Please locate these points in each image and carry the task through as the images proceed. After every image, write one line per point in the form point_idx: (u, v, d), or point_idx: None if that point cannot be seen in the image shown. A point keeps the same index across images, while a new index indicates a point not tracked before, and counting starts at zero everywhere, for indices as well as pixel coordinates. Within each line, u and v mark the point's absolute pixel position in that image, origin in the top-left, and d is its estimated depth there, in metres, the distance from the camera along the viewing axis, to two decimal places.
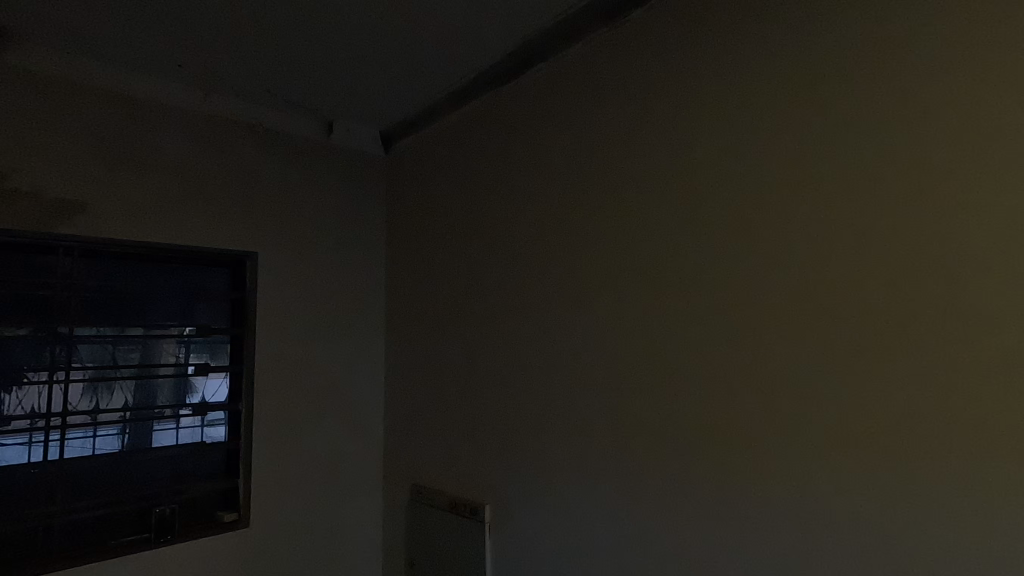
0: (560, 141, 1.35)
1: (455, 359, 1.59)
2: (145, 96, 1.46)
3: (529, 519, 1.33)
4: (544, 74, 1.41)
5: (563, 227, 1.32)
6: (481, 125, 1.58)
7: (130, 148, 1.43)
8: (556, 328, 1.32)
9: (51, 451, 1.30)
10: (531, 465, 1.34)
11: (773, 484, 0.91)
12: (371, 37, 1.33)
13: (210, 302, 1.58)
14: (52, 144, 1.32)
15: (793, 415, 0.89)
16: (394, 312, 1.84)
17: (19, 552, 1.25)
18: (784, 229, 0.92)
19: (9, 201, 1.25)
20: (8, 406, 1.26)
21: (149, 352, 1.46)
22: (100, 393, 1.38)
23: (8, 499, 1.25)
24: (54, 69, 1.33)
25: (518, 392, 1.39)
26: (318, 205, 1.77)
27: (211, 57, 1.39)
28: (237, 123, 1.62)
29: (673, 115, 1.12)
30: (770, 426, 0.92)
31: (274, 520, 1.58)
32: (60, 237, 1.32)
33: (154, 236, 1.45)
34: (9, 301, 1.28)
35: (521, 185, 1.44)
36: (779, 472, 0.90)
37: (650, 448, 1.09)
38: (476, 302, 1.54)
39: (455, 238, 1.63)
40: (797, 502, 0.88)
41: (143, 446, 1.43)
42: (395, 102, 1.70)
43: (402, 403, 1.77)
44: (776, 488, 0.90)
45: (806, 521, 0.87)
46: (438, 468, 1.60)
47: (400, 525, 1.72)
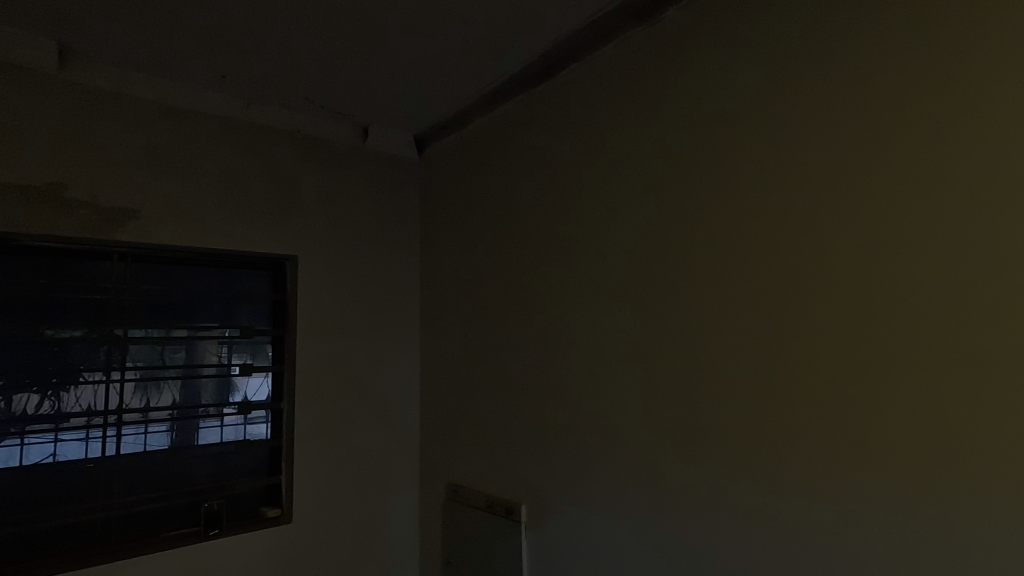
0: (594, 141, 1.34)
1: (490, 359, 1.60)
2: (190, 107, 1.52)
3: (565, 520, 1.33)
4: (577, 74, 1.40)
5: (597, 227, 1.32)
6: (513, 127, 1.59)
7: (178, 157, 1.49)
8: (591, 328, 1.31)
9: (108, 447, 1.37)
10: (566, 466, 1.34)
11: (813, 485, 0.89)
12: (406, 44, 1.36)
13: (253, 304, 1.63)
14: (107, 154, 1.39)
15: (835, 417, 0.87)
16: (429, 313, 1.87)
17: (78, 542, 1.33)
18: (822, 228, 0.91)
19: (68, 209, 1.33)
20: (67, 404, 1.33)
21: (195, 352, 1.52)
22: (150, 392, 1.45)
23: (68, 492, 1.32)
24: (108, 83, 1.40)
25: (553, 393, 1.40)
26: (355, 209, 1.80)
27: (254, 67, 1.43)
28: (276, 131, 1.66)
29: (707, 114, 1.10)
30: (811, 428, 0.90)
31: (315, 516, 1.62)
32: (113, 243, 1.39)
33: (200, 241, 1.51)
34: (68, 304, 1.35)
35: (555, 186, 1.44)
36: (820, 474, 0.89)
37: (689, 449, 1.08)
38: (510, 302, 1.55)
39: (489, 240, 1.65)
40: (839, 504, 0.86)
41: (191, 443, 1.49)
42: (428, 106, 1.72)
43: (438, 403, 1.79)
44: (819, 491, 0.89)
45: (849, 523, 0.85)
46: (474, 468, 1.62)
47: (437, 523, 1.74)
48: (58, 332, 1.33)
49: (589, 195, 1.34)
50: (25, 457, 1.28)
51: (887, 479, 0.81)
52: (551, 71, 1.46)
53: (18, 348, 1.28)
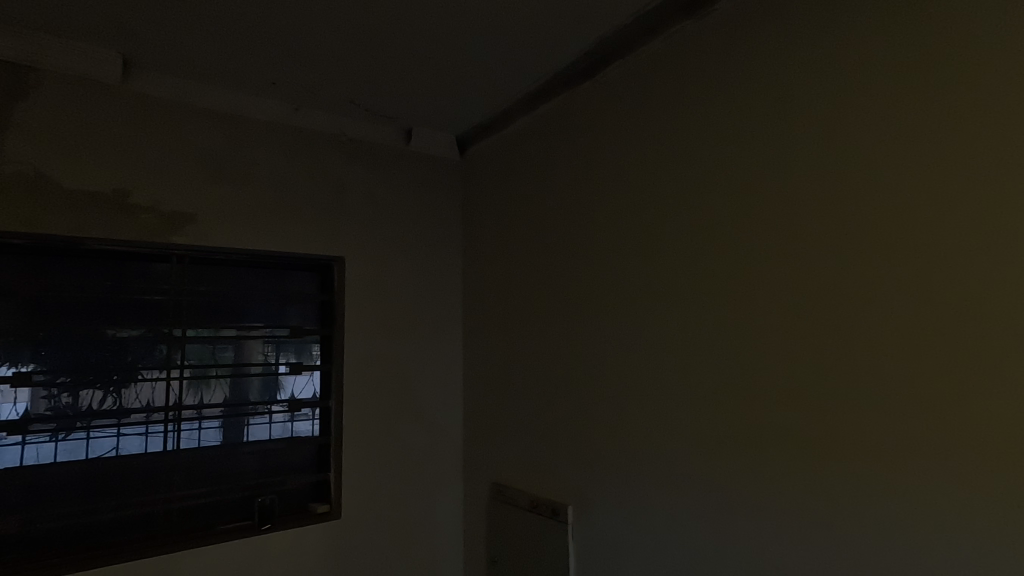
0: (639, 138, 1.32)
1: (534, 359, 1.59)
2: (242, 114, 1.57)
3: (612, 522, 1.31)
4: (622, 72, 1.38)
5: (643, 225, 1.29)
6: (556, 126, 1.58)
7: (231, 162, 1.54)
8: (637, 329, 1.28)
9: (167, 441, 1.43)
10: (612, 468, 1.32)
11: (875, 491, 0.86)
12: (452, 46, 1.36)
13: (301, 304, 1.67)
14: (166, 161, 1.44)
15: (899, 420, 0.84)
16: (472, 313, 1.88)
17: (140, 533, 1.38)
18: (884, 225, 0.87)
19: (132, 214, 1.39)
20: (128, 400, 1.39)
21: (242, 351, 1.56)
22: (202, 389, 1.50)
23: (130, 484, 1.38)
24: (166, 92, 1.46)
25: (597, 394, 1.38)
26: (399, 211, 1.83)
27: (303, 74, 1.47)
28: (323, 135, 1.70)
29: (758, 108, 1.07)
30: (873, 431, 0.87)
31: (361, 513, 1.65)
32: (172, 246, 1.44)
33: (251, 244, 1.55)
34: (128, 305, 1.42)
35: (599, 184, 1.42)
36: (882, 479, 0.85)
37: (742, 453, 1.05)
38: (554, 302, 1.54)
39: (532, 240, 1.64)
40: (905, 510, 0.83)
41: (241, 440, 1.54)
42: (469, 107, 1.72)
43: (481, 403, 1.80)
44: (882, 496, 0.85)
45: (915, 532, 0.81)
46: (518, 467, 1.61)
47: (482, 522, 1.74)
48: (118, 331, 1.39)
49: (635, 193, 1.32)
50: (90, 451, 1.34)
51: (957, 485, 0.78)
52: (595, 69, 1.44)
53: (82, 347, 1.35)
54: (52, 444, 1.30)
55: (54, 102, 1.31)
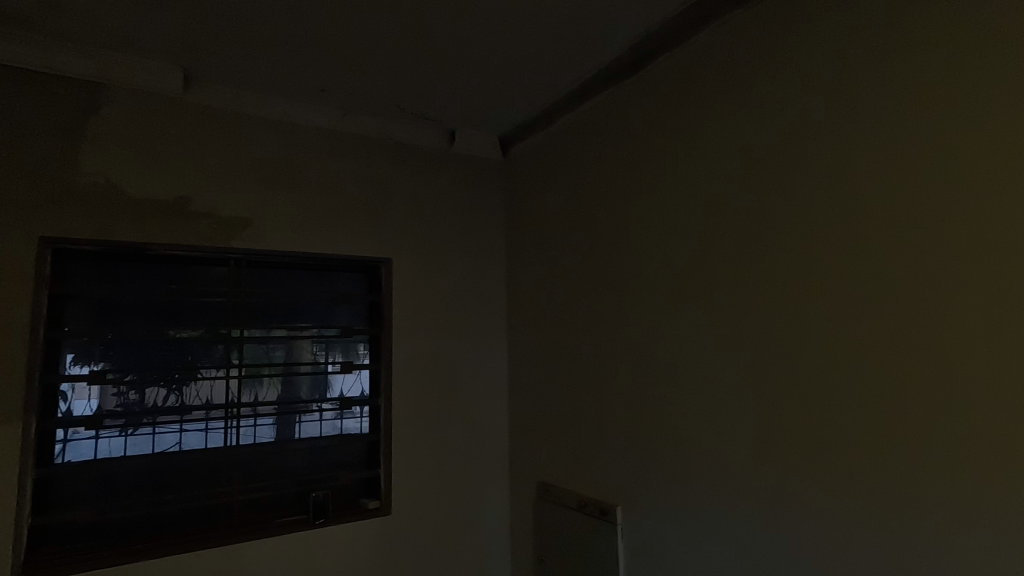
0: (686, 132, 1.29)
1: (580, 359, 1.58)
2: (293, 121, 1.62)
3: (660, 524, 1.28)
4: (668, 65, 1.35)
5: (690, 221, 1.26)
6: (600, 124, 1.56)
7: (284, 169, 1.59)
8: (686, 327, 1.26)
9: (226, 437, 1.49)
10: (661, 469, 1.30)
11: (943, 495, 0.82)
12: (495, 47, 1.37)
13: (351, 305, 1.72)
14: (224, 169, 1.51)
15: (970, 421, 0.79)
16: (516, 312, 1.88)
17: (203, 524, 1.45)
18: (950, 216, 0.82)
19: (194, 221, 1.46)
20: (189, 397, 1.46)
21: (292, 351, 1.61)
22: (258, 387, 1.56)
23: (192, 478, 1.45)
24: (224, 103, 1.52)
25: (645, 393, 1.36)
26: (444, 211, 1.85)
27: (350, 80, 1.50)
28: (370, 139, 1.74)
29: (810, 97, 1.03)
30: (940, 432, 0.82)
31: (410, 510, 1.67)
32: (231, 250, 1.50)
33: (303, 247, 1.60)
34: (189, 307, 1.48)
35: (644, 180, 1.40)
36: (951, 482, 0.81)
37: (797, 455, 1.01)
38: (600, 301, 1.52)
39: (576, 238, 1.63)
40: (976, 517, 0.78)
41: (292, 437, 1.59)
42: (512, 107, 1.73)
43: (527, 401, 1.80)
44: (950, 501, 0.81)
45: (986, 539, 0.77)
46: (565, 466, 1.61)
47: (529, 521, 1.75)
48: (179, 332, 1.46)
49: (681, 188, 1.29)
50: (155, 446, 1.41)
51: None
52: (639, 63, 1.41)
53: (147, 347, 1.42)
54: (122, 438, 1.38)
55: (120, 115, 1.38)
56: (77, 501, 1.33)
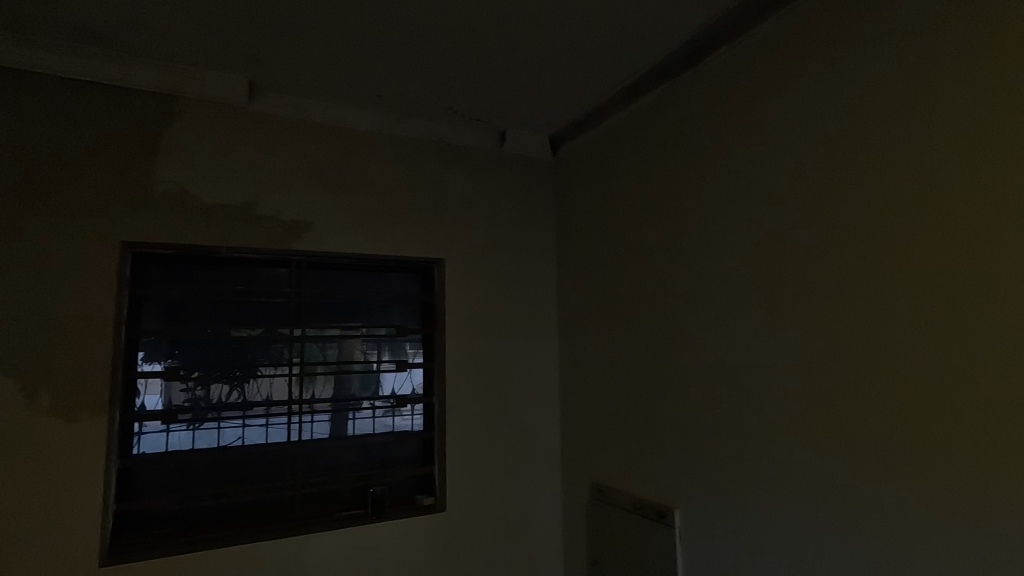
0: (745, 126, 1.25)
1: (633, 358, 1.56)
2: (350, 127, 1.66)
3: (720, 528, 1.25)
4: (726, 59, 1.31)
5: (748, 217, 1.22)
6: (652, 120, 1.54)
7: (342, 173, 1.64)
8: (744, 326, 1.22)
9: (284, 433, 1.54)
10: (718, 471, 1.26)
11: None
12: (547, 48, 1.37)
13: (404, 304, 1.75)
14: (285, 174, 1.56)
15: None
16: (567, 312, 1.87)
17: (266, 516, 1.51)
18: None
19: (258, 224, 1.52)
20: (250, 394, 1.53)
21: (344, 350, 1.65)
22: (314, 385, 1.61)
23: (255, 471, 1.51)
24: (285, 111, 1.58)
25: (701, 394, 1.32)
26: (496, 211, 1.86)
27: (404, 85, 1.53)
28: (423, 142, 1.77)
29: (881, 88, 0.98)
30: None
31: (461, 508, 1.69)
32: (292, 252, 1.56)
33: (358, 248, 1.64)
34: (250, 308, 1.55)
35: (699, 176, 1.36)
36: None
37: (867, 460, 0.96)
38: (653, 300, 1.50)
39: (628, 237, 1.61)
40: None
41: (346, 433, 1.63)
42: (562, 106, 1.72)
43: (579, 402, 1.79)
44: None
45: None
46: (619, 467, 1.59)
47: (581, 521, 1.74)
48: (239, 332, 1.52)
49: (738, 184, 1.25)
50: (220, 439, 1.48)
51: None
52: (696, 58, 1.38)
53: (213, 345, 1.49)
54: (189, 432, 1.45)
55: (190, 124, 1.46)
56: (153, 490, 1.40)
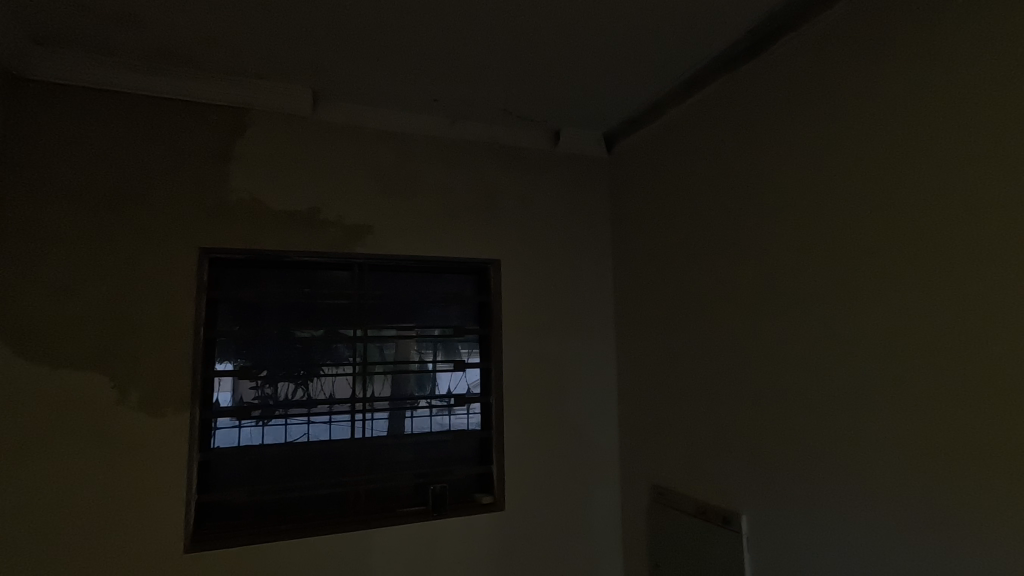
0: (814, 116, 1.19)
1: (692, 359, 1.52)
2: (407, 132, 1.70)
3: (793, 536, 1.20)
4: (792, 47, 1.25)
5: (817, 211, 1.17)
6: (710, 114, 1.49)
7: (400, 177, 1.68)
8: (815, 325, 1.16)
9: (345, 430, 1.60)
10: (790, 477, 1.21)
11: None
12: (603, 46, 1.35)
13: (461, 305, 1.78)
14: (347, 180, 1.62)
15: None
16: (624, 311, 1.85)
17: (333, 510, 1.57)
18: None
19: (323, 229, 1.58)
20: (314, 392, 1.58)
21: (400, 350, 1.69)
22: (373, 384, 1.65)
23: (321, 467, 1.57)
24: (346, 119, 1.63)
25: (767, 395, 1.27)
26: (550, 210, 1.86)
27: (460, 89, 1.56)
28: (477, 144, 1.79)
29: (972, 72, 0.91)
30: None
31: (519, 507, 1.69)
32: (354, 255, 1.61)
33: (416, 250, 1.68)
34: (314, 310, 1.61)
35: (762, 170, 1.31)
36: None
37: (960, 470, 0.90)
38: (714, 299, 1.45)
39: (686, 234, 1.57)
40: None
41: (404, 432, 1.67)
42: (618, 103, 1.70)
43: (637, 403, 1.76)
44: None
45: None
46: (680, 470, 1.55)
47: (641, 524, 1.71)
48: (303, 332, 1.58)
49: (807, 177, 1.19)
50: (287, 436, 1.54)
51: None
52: (759, 48, 1.33)
53: (280, 345, 1.56)
54: (260, 428, 1.52)
55: (259, 136, 1.53)
56: (229, 483, 1.48)
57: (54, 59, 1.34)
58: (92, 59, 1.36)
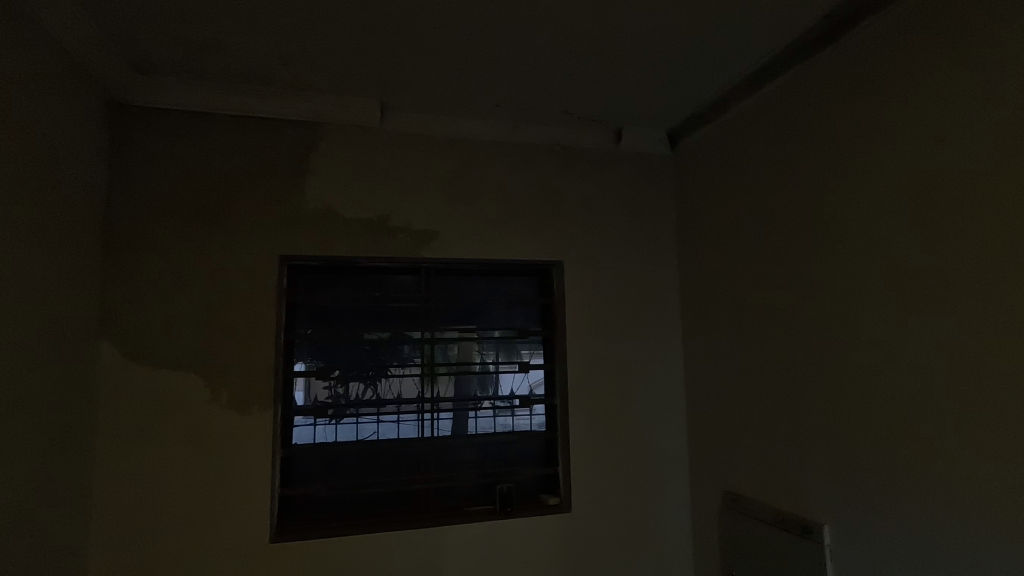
0: (897, 104, 1.11)
1: (764, 361, 1.46)
2: (470, 138, 1.74)
3: (882, 549, 1.12)
4: (872, 33, 1.17)
5: (904, 204, 1.09)
6: (778, 107, 1.43)
7: (464, 183, 1.72)
8: (903, 325, 1.09)
9: (413, 429, 1.65)
10: (877, 486, 1.14)
11: None
12: (666, 43, 1.33)
13: (525, 307, 1.80)
14: (414, 187, 1.67)
15: None
16: (691, 311, 1.80)
17: (406, 506, 1.62)
18: None
19: (392, 234, 1.64)
20: (383, 392, 1.64)
21: (463, 351, 1.72)
22: (438, 385, 1.69)
23: (393, 464, 1.63)
24: (411, 129, 1.68)
25: (849, 400, 1.21)
26: (613, 210, 1.84)
27: (523, 93, 1.57)
28: (539, 146, 1.80)
29: None
30: None
31: (586, 509, 1.69)
32: (422, 260, 1.66)
33: (481, 254, 1.71)
34: (383, 312, 1.67)
35: (838, 163, 1.24)
36: None
37: None
38: (787, 298, 1.39)
39: (755, 231, 1.50)
40: None
41: (469, 432, 1.70)
42: (682, 100, 1.66)
43: (706, 406, 1.71)
44: None
45: None
46: (755, 476, 1.49)
47: (713, 531, 1.66)
48: (371, 334, 1.64)
49: (891, 168, 1.12)
50: (358, 433, 1.61)
51: None
52: (832, 35, 1.26)
53: (352, 347, 1.63)
54: (333, 426, 1.59)
55: (332, 148, 1.61)
56: (309, 478, 1.56)
57: (151, 86, 1.46)
58: (183, 84, 1.47)
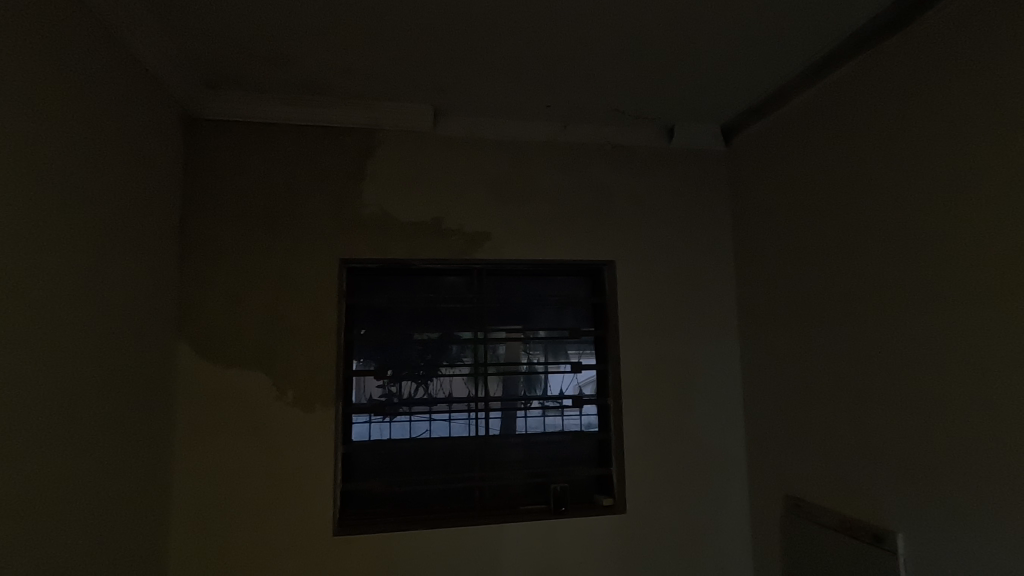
0: (966, 92, 1.05)
1: (824, 361, 1.41)
2: (519, 140, 1.75)
3: (961, 560, 1.06)
4: (944, 16, 1.10)
5: (977, 196, 1.03)
6: (836, 99, 1.38)
7: (514, 184, 1.73)
8: (979, 324, 1.03)
9: (465, 428, 1.67)
10: (952, 494, 1.08)
11: None
12: (716, 40, 1.31)
13: (575, 307, 1.80)
14: (464, 189, 1.70)
15: None
16: (748, 310, 1.75)
17: (461, 504, 1.65)
18: None
19: (446, 237, 1.67)
20: (434, 391, 1.67)
21: (510, 351, 1.74)
22: (489, 384, 1.71)
23: (448, 462, 1.66)
24: (461, 133, 1.71)
25: (917, 403, 1.15)
26: (664, 208, 1.82)
27: (573, 93, 1.57)
28: (590, 146, 1.79)
29: None
30: None
31: (641, 511, 1.67)
32: (474, 261, 1.69)
33: (533, 255, 1.72)
34: (436, 313, 1.70)
35: (901, 155, 1.19)
36: None
37: None
38: (848, 296, 1.33)
39: (814, 227, 1.45)
40: None
41: (518, 432, 1.71)
42: (736, 95, 1.62)
43: (765, 408, 1.66)
44: None
45: None
46: (817, 480, 1.44)
47: (775, 537, 1.61)
48: (424, 335, 1.68)
49: (961, 159, 1.06)
50: (412, 432, 1.65)
51: None
52: (893, 24, 1.20)
53: (406, 347, 1.67)
54: (388, 424, 1.63)
55: (386, 155, 1.65)
56: (369, 475, 1.62)
57: (218, 101, 1.54)
58: (246, 99, 1.55)
